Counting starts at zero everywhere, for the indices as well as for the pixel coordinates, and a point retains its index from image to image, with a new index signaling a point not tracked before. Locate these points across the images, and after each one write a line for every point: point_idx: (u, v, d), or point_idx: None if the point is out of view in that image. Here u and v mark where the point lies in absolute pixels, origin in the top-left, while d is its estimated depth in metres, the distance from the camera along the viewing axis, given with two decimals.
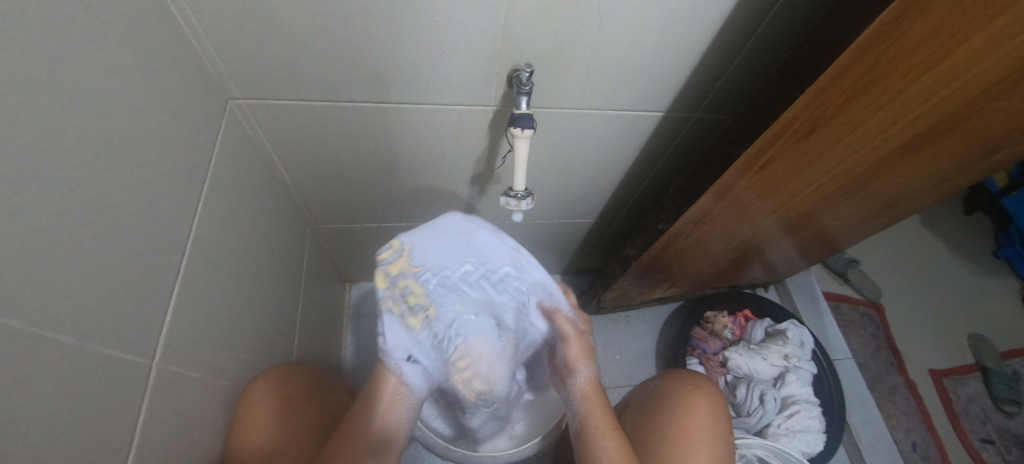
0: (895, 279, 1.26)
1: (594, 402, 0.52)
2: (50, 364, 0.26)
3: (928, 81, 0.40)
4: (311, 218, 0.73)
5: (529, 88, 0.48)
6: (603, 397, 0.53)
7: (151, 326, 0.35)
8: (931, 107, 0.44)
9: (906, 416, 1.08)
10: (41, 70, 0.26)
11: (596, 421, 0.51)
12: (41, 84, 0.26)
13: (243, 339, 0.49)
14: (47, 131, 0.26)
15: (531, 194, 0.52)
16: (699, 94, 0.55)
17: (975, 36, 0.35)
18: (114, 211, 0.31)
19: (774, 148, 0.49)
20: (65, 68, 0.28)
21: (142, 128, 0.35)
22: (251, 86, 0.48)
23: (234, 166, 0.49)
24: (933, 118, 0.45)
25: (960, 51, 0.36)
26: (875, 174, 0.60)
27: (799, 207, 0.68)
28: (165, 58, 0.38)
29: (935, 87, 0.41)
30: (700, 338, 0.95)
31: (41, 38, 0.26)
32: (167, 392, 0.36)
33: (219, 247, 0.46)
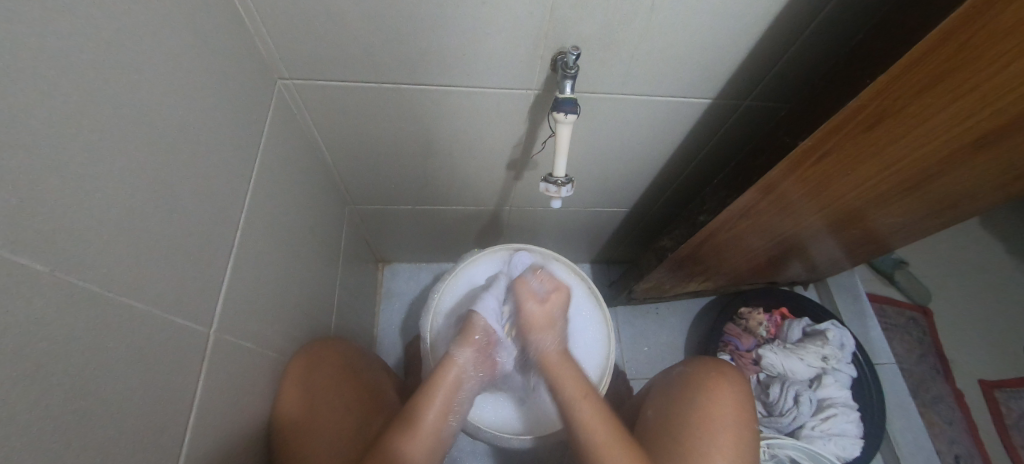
0: (948, 282, 1.19)
1: (559, 367, 0.55)
2: (124, 328, 0.28)
3: (1003, 80, 0.37)
4: (349, 198, 0.75)
5: (575, 71, 0.46)
6: (566, 361, 0.56)
7: (208, 298, 0.36)
8: (1003, 107, 0.40)
9: (949, 425, 1.04)
10: (102, 40, 0.26)
11: (558, 387, 0.54)
12: (99, 51, 0.26)
13: (287, 313, 0.51)
14: (108, 101, 0.27)
15: (571, 181, 0.52)
16: (753, 80, 0.52)
17: None
18: (175, 186, 0.33)
19: (832, 140, 0.46)
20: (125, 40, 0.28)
21: (200, 106, 0.36)
22: (298, 66, 0.49)
23: (280, 145, 0.51)
24: (1008, 115, 0.42)
25: None
26: (940, 170, 0.56)
27: (851, 203, 0.64)
28: (221, 38, 0.39)
29: (1011, 85, 0.37)
30: (733, 334, 0.93)
31: (102, 9, 0.26)
32: (222, 360, 0.38)
33: (266, 223, 0.47)
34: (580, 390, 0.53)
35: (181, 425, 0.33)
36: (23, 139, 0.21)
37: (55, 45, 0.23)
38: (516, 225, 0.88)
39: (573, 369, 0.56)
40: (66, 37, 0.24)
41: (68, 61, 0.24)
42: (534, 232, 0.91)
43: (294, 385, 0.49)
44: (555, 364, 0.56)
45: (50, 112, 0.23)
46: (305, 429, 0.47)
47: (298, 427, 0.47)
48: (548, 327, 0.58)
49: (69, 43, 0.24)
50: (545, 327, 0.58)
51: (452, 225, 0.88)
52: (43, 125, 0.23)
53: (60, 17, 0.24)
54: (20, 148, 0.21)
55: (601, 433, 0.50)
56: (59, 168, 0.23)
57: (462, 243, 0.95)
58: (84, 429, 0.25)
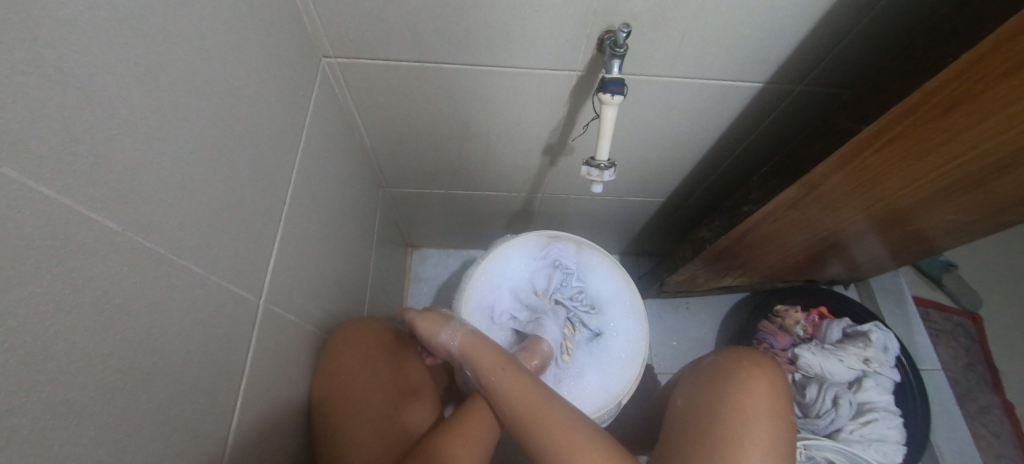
0: (1002, 288, 1.12)
1: (475, 351, 0.53)
2: (185, 292, 0.28)
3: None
4: (383, 181, 0.76)
5: (624, 50, 0.45)
6: (476, 343, 0.53)
7: (259, 269, 0.37)
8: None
9: (997, 439, 0.98)
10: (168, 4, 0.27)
11: (485, 378, 0.50)
12: (166, 15, 0.26)
13: (326, 290, 0.52)
14: (173, 65, 0.27)
15: (613, 166, 0.50)
16: (810, 63, 0.50)
17: None
18: (231, 155, 0.33)
19: (899, 127, 0.43)
20: (189, 7, 0.28)
21: (254, 79, 0.36)
22: (343, 44, 0.49)
23: (323, 124, 0.51)
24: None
25: None
26: (1014, 164, 0.51)
27: (908, 198, 0.60)
28: (274, 13, 0.40)
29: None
30: (768, 332, 0.90)
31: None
32: (270, 330, 0.39)
33: (310, 200, 0.48)
34: (508, 376, 0.49)
35: (232, 390, 0.34)
36: (97, 95, 0.22)
37: (127, 2, 0.24)
38: (547, 213, 0.87)
39: (491, 359, 0.51)
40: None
41: (139, 24, 0.24)
42: (564, 220, 0.90)
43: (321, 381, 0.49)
44: (470, 348, 0.53)
45: (122, 71, 0.23)
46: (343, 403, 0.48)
47: (337, 401, 0.48)
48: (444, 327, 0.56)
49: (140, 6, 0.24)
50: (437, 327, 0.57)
51: (482, 211, 0.87)
52: (116, 83, 0.23)
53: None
54: (97, 107, 0.22)
55: (551, 425, 0.44)
56: (132, 127, 0.24)
57: (491, 230, 0.95)
58: (148, 385, 0.26)
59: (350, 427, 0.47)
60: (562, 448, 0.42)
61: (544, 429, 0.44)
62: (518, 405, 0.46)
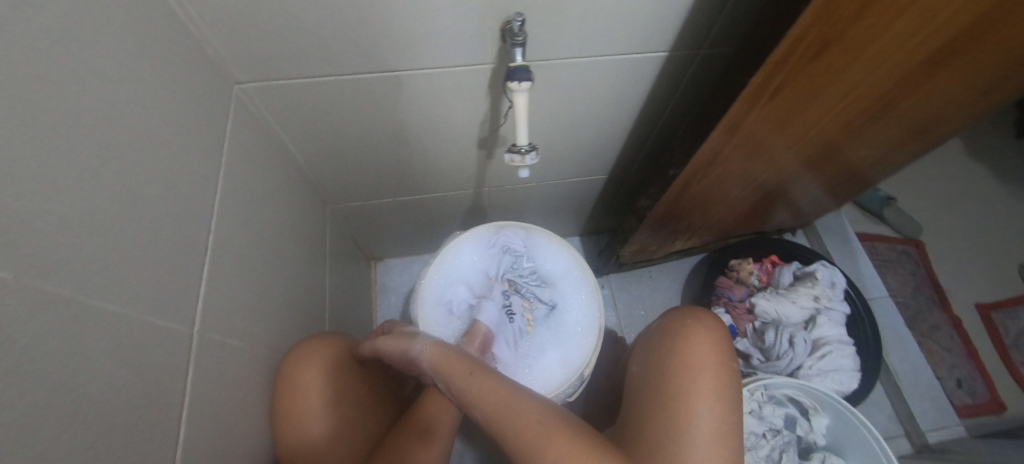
0: (935, 213, 1.19)
1: (443, 362, 0.53)
2: (103, 329, 0.29)
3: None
4: (328, 198, 0.76)
5: (523, 38, 0.47)
6: (441, 358, 0.54)
7: (188, 299, 0.37)
8: (957, 7, 0.41)
9: (949, 352, 1.05)
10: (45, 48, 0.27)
11: (459, 386, 0.51)
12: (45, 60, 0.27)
13: (275, 311, 0.53)
14: (56, 108, 0.27)
15: (535, 149, 0.52)
16: (703, 28, 0.52)
17: None
18: (139, 192, 0.34)
19: (782, 73, 0.47)
20: (68, 49, 0.29)
21: (155, 113, 0.37)
22: (253, 69, 0.49)
23: (247, 149, 0.51)
24: (965, 17, 0.43)
25: None
26: (898, 94, 0.57)
27: (818, 139, 0.65)
28: (169, 47, 0.40)
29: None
30: (725, 286, 0.94)
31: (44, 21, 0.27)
32: (210, 357, 0.39)
33: (241, 225, 0.48)
34: (477, 388, 0.49)
35: (174, 420, 0.34)
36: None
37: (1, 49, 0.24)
38: (498, 205, 0.89)
39: (469, 364, 0.52)
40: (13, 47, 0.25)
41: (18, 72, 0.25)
42: (517, 210, 0.92)
43: (313, 373, 0.51)
44: (438, 358, 0.54)
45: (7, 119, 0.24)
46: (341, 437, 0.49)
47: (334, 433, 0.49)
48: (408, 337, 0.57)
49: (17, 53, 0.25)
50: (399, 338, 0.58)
51: (434, 213, 0.88)
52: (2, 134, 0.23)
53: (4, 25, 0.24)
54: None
55: (523, 430, 0.44)
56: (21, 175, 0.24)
57: (449, 230, 0.96)
58: (73, 425, 0.26)
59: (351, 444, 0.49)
60: (539, 450, 0.43)
61: (519, 435, 0.44)
62: (496, 418, 0.46)
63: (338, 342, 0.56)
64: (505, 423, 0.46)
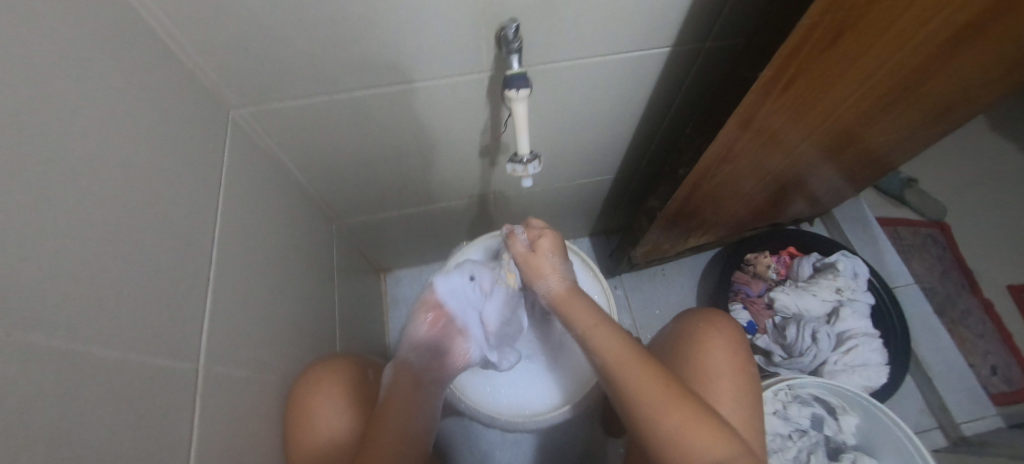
0: (961, 193, 1.15)
1: (569, 303, 0.58)
2: (101, 376, 0.28)
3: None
4: (333, 214, 0.75)
5: (518, 45, 0.45)
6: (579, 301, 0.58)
7: (190, 335, 0.37)
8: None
9: (982, 338, 1.00)
10: (32, 94, 0.26)
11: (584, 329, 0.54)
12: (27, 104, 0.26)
13: (284, 335, 0.52)
14: (41, 152, 0.26)
15: (538, 158, 0.51)
16: (708, 21, 0.50)
17: None
18: (135, 231, 0.33)
19: (793, 66, 0.44)
20: (51, 89, 0.28)
21: (150, 148, 0.36)
22: (249, 94, 0.49)
23: (246, 174, 0.51)
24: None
25: None
26: (919, 77, 0.54)
27: (836, 127, 0.62)
28: (160, 78, 0.39)
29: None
30: (743, 282, 0.92)
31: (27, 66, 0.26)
32: (216, 391, 0.39)
33: (244, 252, 0.47)
34: (597, 325, 0.54)
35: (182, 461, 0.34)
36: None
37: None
38: (505, 211, 0.88)
39: (581, 303, 0.57)
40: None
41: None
42: (524, 215, 0.90)
43: (329, 390, 0.51)
44: (566, 299, 0.58)
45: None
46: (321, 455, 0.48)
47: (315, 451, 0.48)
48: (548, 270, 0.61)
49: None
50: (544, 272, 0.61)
51: (441, 222, 0.87)
52: None
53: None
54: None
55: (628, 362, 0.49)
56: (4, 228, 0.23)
57: (457, 238, 0.95)
58: None
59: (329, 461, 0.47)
60: (642, 390, 0.46)
61: (629, 375, 0.48)
62: (612, 359, 0.50)
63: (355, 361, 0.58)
64: (635, 385, 0.47)
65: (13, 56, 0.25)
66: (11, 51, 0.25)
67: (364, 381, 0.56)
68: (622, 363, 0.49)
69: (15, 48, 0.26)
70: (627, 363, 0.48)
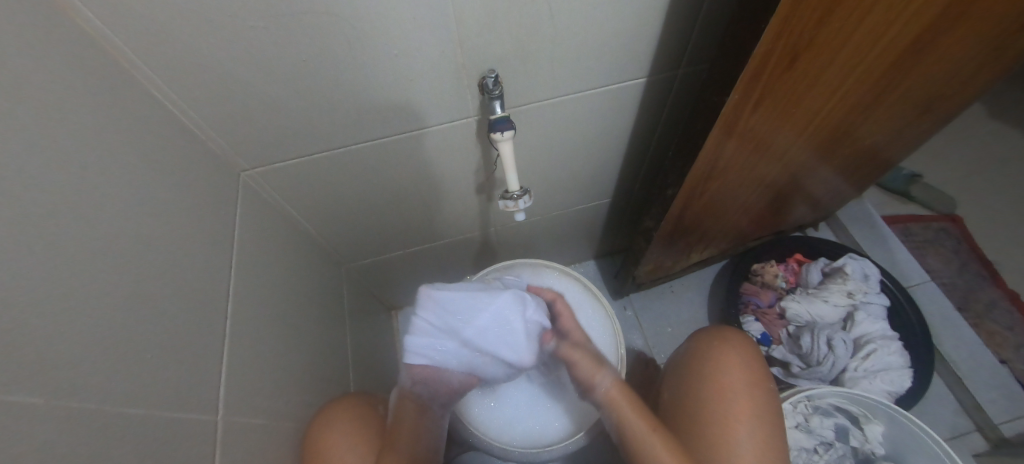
0: (966, 184, 1.13)
1: (623, 405, 0.53)
2: (128, 433, 0.30)
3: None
4: (342, 259, 0.78)
5: (498, 91, 0.49)
6: (631, 398, 0.54)
7: (209, 387, 0.39)
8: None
9: (1012, 331, 0.96)
10: (56, 180, 0.30)
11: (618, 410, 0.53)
12: (50, 190, 0.29)
13: (298, 381, 0.54)
14: (66, 230, 0.30)
15: (527, 192, 0.53)
16: (675, 51, 0.53)
17: None
18: (155, 294, 0.36)
19: (760, 86, 0.47)
20: (75, 174, 0.32)
21: (167, 216, 0.40)
22: (255, 156, 0.53)
23: (257, 230, 0.55)
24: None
25: None
26: (893, 79, 0.55)
27: (818, 132, 0.64)
28: (175, 152, 0.43)
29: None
30: (751, 293, 0.91)
31: (52, 157, 0.30)
32: (235, 440, 0.41)
33: (258, 303, 0.50)
34: (647, 423, 0.51)
35: None
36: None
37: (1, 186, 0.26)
38: (507, 242, 0.90)
39: (632, 398, 0.53)
40: (16, 184, 0.27)
41: (21, 205, 0.27)
42: (526, 244, 0.92)
43: (343, 428, 0.52)
44: (617, 400, 0.53)
45: (17, 247, 0.26)
46: None
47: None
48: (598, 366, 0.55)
49: (22, 190, 0.27)
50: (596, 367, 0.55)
51: (445, 257, 0.90)
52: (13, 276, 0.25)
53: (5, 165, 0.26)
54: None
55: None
56: (33, 301, 0.26)
57: (464, 271, 0.97)
58: None
59: None
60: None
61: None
62: (636, 433, 0.51)
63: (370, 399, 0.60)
64: (653, 451, 0.49)
65: (43, 150, 0.29)
66: (40, 148, 0.29)
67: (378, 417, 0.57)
68: (646, 432, 0.50)
69: (44, 143, 0.30)
70: (651, 434, 0.50)
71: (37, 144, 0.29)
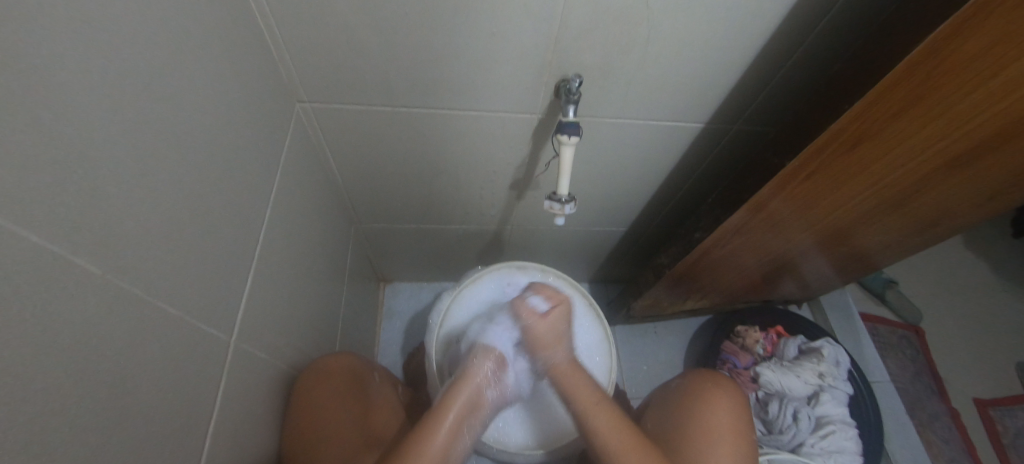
0: (936, 301, 1.21)
1: (573, 380, 0.55)
2: (156, 330, 0.29)
3: (987, 92, 0.40)
4: (355, 217, 0.77)
5: (577, 97, 0.50)
6: (584, 379, 0.55)
7: (229, 307, 0.38)
8: (988, 121, 0.44)
9: (948, 445, 1.03)
10: (152, 51, 0.29)
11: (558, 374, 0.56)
12: (142, 57, 0.28)
13: (298, 325, 0.53)
14: (152, 107, 0.29)
15: (574, 199, 0.54)
16: (741, 107, 0.56)
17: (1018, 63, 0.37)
18: (208, 199, 0.35)
19: (814, 163, 0.51)
20: (168, 52, 0.30)
21: (231, 124, 0.39)
22: (318, 92, 0.52)
23: (297, 165, 0.53)
24: (987, 132, 0.46)
25: (1001, 78, 0.39)
26: (919, 191, 0.60)
27: (837, 222, 0.68)
28: (251, 64, 0.43)
29: (996, 97, 0.41)
30: (731, 352, 0.95)
31: (151, 24, 0.29)
32: (240, 367, 0.39)
33: (282, 236, 0.49)
34: (595, 397, 0.53)
35: (200, 431, 0.34)
36: (75, 135, 0.23)
37: (103, 42, 0.25)
38: (517, 244, 0.90)
39: (585, 377, 0.55)
40: (113, 38, 0.26)
41: (112, 63, 0.26)
42: (534, 250, 0.93)
43: (327, 390, 0.51)
44: (569, 374, 0.55)
45: (106, 107, 0.25)
46: (310, 422, 0.48)
47: (304, 420, 0.48)
48: (558, 340, 0.57)
49: (119, 48, 0.26)
50: (556, 339, 0.57)
51: (453, 243, 0.89)
52: (96, 140, 0.24)
53: (104, 16, 0.25)
54: (72, 149, 0.23)
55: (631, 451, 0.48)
56: (109, 166, 0.25)
57: (465, 262, 0.97)
58: (116, 424, 0.26)
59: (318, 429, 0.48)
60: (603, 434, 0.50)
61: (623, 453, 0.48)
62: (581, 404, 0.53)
63: (361, 362, 0.59)
64: (598, 418, 0.51)
65: (146, 21, 0.28)
66: (145, 18, 0.28)
67: (364, 386, 0.57)
68: (593, 401, 0.53)
69: (149, 14, 0.28)
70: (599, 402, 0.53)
71: (141, 10, 0.28)
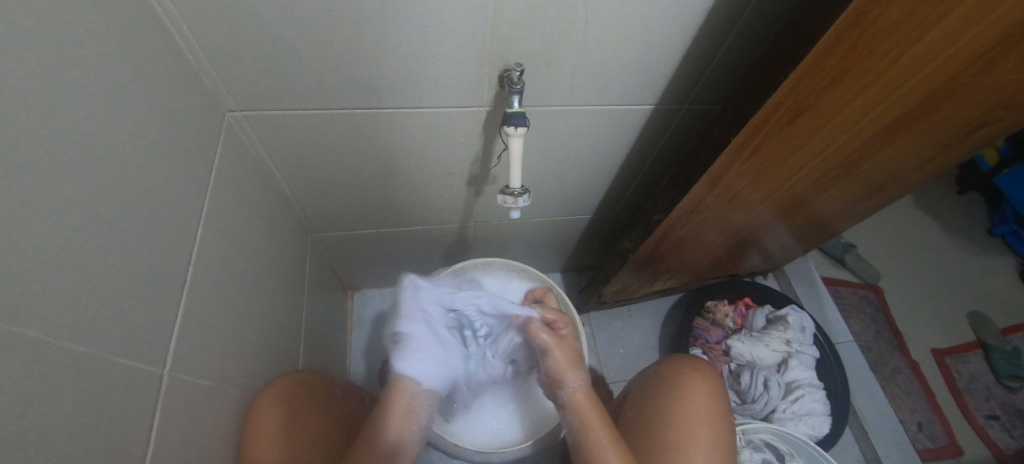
0: (892, 261, 1.27)
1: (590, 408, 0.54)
2: (68, 373, 0.27)
3: (917, 52, 0.41)
4: (309, 227, 0.74)
5: (520, 86, 0.49)
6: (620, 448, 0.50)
7: (160, 337, 0.35)
8: (921, 78, 0.45)
9: (909, 396, 1.08)
10: (32, 70, 0.26)
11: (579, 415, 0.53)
12: (23, 75, 0.25)
13: (249, 347, 0.50)
14: (41, 129, 0.26)
15: (528, 191, 0.53)
16: (687, 86, 0.56)
17: (940, 21, 0.38)
18: (122, 224, 0.32)
19: (760, 134, 0.51)
20: (55, 67, 0.28)
21: (146, 140, 0.36)
22: (248, 99, 0.49)
23: (233, 178, 0.50)
24: (920, 94, 0.47)
25: (927, 37, 0.40)
26: (863, 156, 0.61)
27: (791, 192, 0.69)
28: (166, 75, 0.40)
29: (924, 57, 0.42)
30: (702, 328, 0.97)
31: (31, 41, 0.26)
32: (179, 399, 0.37)
33: (221, 255, 0.46)
34: (608, 433, 0.51)
35: None
36: None
37: None
38: (483, 240, 0.89)
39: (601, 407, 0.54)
40: None
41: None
42: (501, 245, 0.92)
43: (305, 397, 0.53)
44: (582, 404, 0.54)
45: None
46: (291, 415, 0.50)
47: (283, 414, 0.49)
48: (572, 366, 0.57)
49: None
50: (572, 364, 0.57)
51: (418, 245, 0.87)
52: None
53: None
54: None
55: None
56: None
57: (431, 263, 0.95)
58: None
59: (295, 421, 0.49)
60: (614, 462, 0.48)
61: None
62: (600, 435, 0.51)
63: (319, 382, 0.57)
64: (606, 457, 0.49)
65: (24, 37, 0.26)
66: (22, 33, 0.25)
67: (335, 397, 0.58)
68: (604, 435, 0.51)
69: (27, 28, 0.26)
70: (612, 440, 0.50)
71: (17, 26, 0.25)
